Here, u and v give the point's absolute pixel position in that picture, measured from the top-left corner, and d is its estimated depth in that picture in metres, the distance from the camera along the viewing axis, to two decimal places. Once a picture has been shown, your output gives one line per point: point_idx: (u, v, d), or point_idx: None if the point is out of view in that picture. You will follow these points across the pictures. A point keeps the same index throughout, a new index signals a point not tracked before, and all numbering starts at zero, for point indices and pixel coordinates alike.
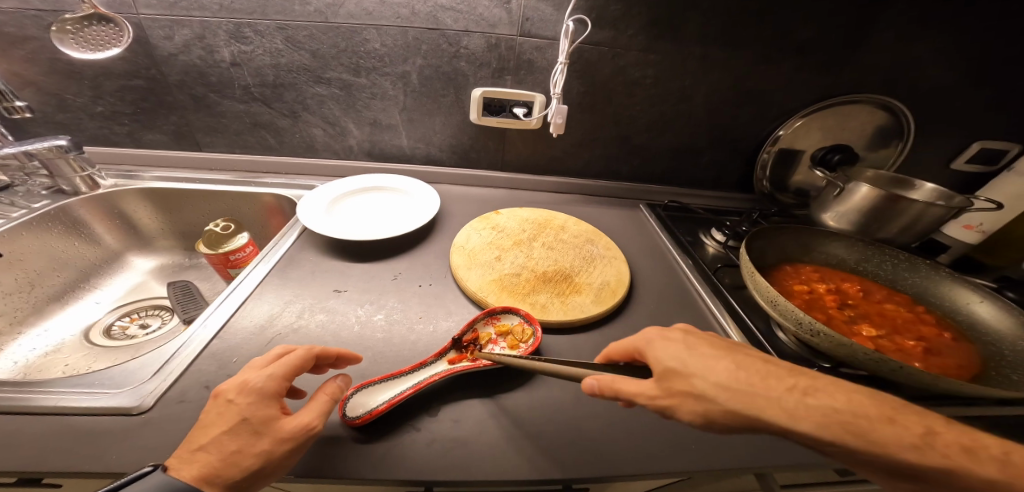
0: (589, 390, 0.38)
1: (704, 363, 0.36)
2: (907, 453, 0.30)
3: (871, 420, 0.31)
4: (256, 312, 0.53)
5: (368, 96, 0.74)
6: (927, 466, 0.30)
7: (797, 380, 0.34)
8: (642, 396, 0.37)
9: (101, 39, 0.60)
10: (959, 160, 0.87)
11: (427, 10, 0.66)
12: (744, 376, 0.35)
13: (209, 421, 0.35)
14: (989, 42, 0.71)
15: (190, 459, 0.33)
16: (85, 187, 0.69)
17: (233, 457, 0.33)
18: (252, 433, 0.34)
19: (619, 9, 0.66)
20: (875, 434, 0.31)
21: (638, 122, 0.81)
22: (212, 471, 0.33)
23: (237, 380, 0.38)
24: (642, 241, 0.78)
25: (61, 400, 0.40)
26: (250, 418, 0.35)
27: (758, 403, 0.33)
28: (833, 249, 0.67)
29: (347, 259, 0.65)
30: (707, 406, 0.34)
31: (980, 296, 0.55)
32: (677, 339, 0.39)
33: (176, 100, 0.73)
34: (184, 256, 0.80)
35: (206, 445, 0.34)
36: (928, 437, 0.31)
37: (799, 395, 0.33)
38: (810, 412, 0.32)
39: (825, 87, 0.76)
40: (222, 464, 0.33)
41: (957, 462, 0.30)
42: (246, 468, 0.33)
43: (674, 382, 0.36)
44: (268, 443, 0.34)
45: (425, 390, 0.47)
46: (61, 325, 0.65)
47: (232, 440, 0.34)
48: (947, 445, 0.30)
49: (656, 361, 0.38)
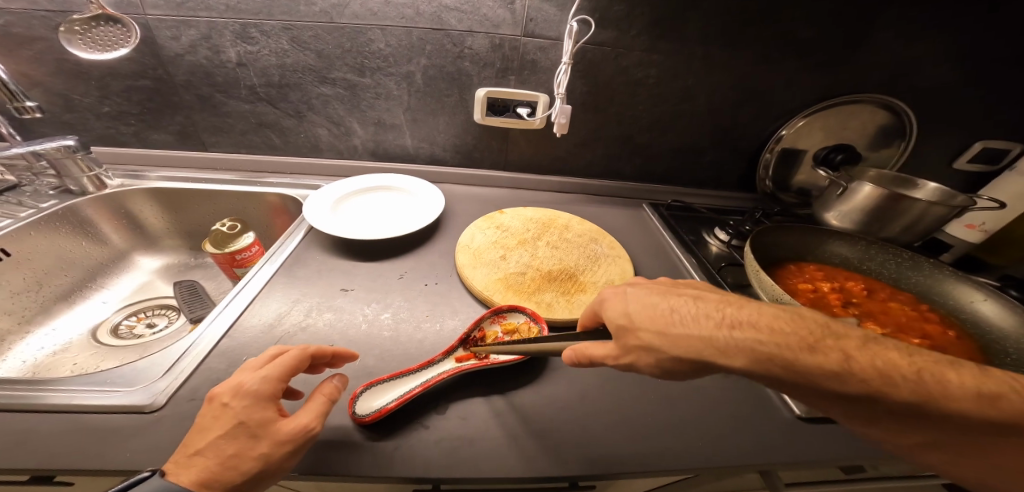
0: (566, 362, 0.40)
1: (644, 314, 0.36)
2: (823, 380, 0.31)
3: (791, 351, 0.31)
4: (264, 311, 0.53)
5: (372, 96, 0.75)
6: (842, 391, 0.30)
7: (725, 312, 0.34)
8: (604, 359, 0.38)
9: (109, 40, 0.61)
10: (961, 159, 0.87)
11: (431, 10, 0.66)
12: (680, 320, 0.34)
13: (205, 425, 0.35)
14: (990, 41, 0.71)
15: (188, 463, 0.34)
16: (92, 187, 0.70)
17: (232, 460, 0.34)
18: (250, 436, 0.35)
19: (623, 9, 0.67)
20: (795, 365, 0.31)
21: (641, 122, 0.81)
22: (210, 475, 0.33)
23: (229, 382, 0.37)
24: (646, 240, 0.79)
25: (73, 398, 0.41)
26: (247, 421, 0.35)
27: (693, 345, 0.33)
28: (835, 248, 0.67)
29: (353, 258, 0.65)
30: (657, 356, 0.35)
31: (983, 294, 0.56)
32: (622, 292, 0.39)
33: (182, 100, 0.73)
34: (189, 255, 0.81)
35: (204, 450, 0.34)
36: (846, 365, 0.30)
37: (727, 329, 0.32)
38: (739, 349, 0.32)
39: (826, 87, 0.77)
40: (220, 468, 0.33)
41: (874, 386, 0.30)
42: (246, 470, 0.34)
43: (625, 339, 0.37)
44: (267, 446, 0.35)
45: (432, 389, 0.47)
46: (68, 324, 0.65)
47: (229, 444, 0.34)
48: (862, 369, 0.30)
49: (607, 321, 0.39)
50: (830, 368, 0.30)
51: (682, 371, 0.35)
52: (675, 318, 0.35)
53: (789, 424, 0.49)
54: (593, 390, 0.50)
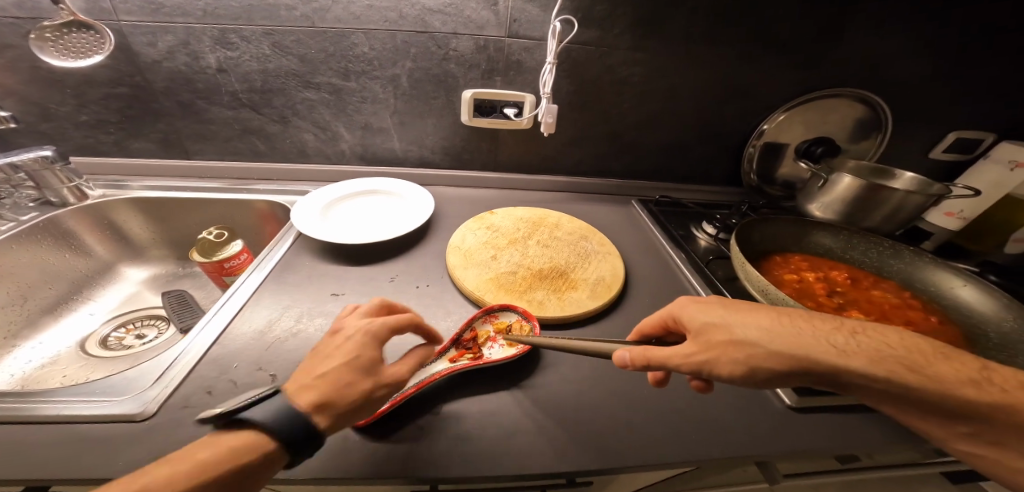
0: (620, 363, 0.40)
1: (740, 313, 0.39)
2: (962, 388, 0.34)
3: (922, 357, 0.35)
4: (253, 319, 0.53)
5: (359, 100, 0.75)
6: (982, 402, 0.33)
7: (844, 322, 0.38)
8: (680, 355, 0.39)
9: (82, 47, 0.60)
10: (936, 149, 0.89)
11: (414, 13, 0.66)
12: (786, 322, 0.38)
13: (328, 355, 0.40)
14: (962, 34, 0.73)
15: (308, 387, 0.37)
16: (73, 198, 0.69)
17: (342, 390, 0.38)
18: (360, 371, 0.39)
19: (604, 9, 0.67)
20: (929, 369, 0.35)
21: (628, 119, 0.82)
22: (324, 401, 0.37)
23: (349, 326, 0.43)
24: (637, 236, 0.80)
25: (62, 408, 0.40)
26: (361, 358, 0.39)
27: (804, 341, 0.36)
28: (820, 239, 0.68)
29: (343, 263, 0.65)
30: (750, 351, 0.37)
31: (963, 280, 0.57)
32: (705, 301, 0.42)
33: (163, 107, 0.72)
34: (177, 265, 0.79)
35: (323, 376, 0.38)
36: (984, 374, 0.35)
37: (850, 333, 0.37)
38: (861, 348, 0.36)
39: (807, 81, 0.78)
40: (333, 394, 0.37)
41: (1015, 397, 0.33)
42: (351, 402, 0.37)
43: (713, 335, 0.39)
44: (370, 384, 0.39)
45: (426, 389, 0.47)
46: (56, 337, 0.64)
47: (346, 374, 0.38)
48: (1004, 381, 0.34)
49: (694, 321, 0.41)
50: (968, 376, 0.34)
51: (772, 370, 0.37)
52: (784, 317, 0.38)
53: (780, 413, 0.50)
54: (588, 386, 0.51)
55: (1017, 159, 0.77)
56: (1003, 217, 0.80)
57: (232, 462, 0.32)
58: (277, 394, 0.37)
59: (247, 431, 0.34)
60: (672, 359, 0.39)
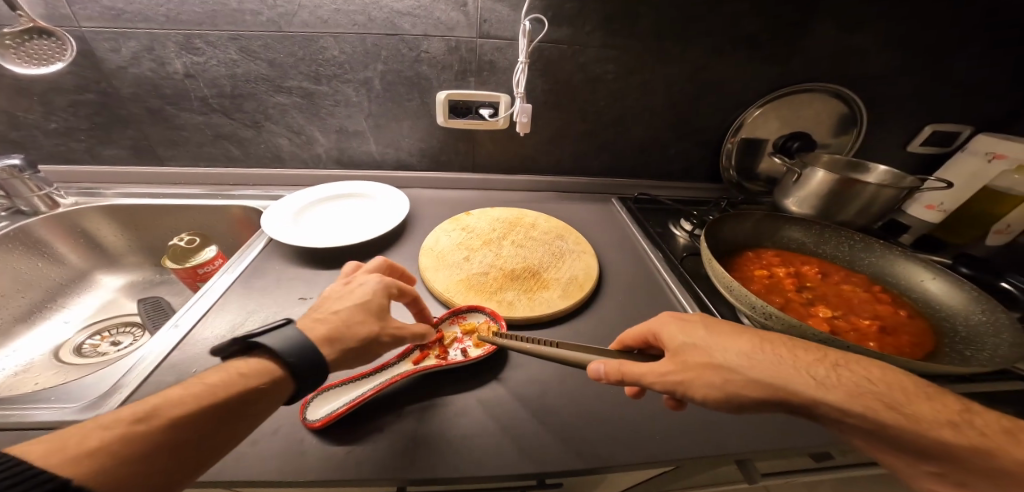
0: (594, 375, 0.39)
1: (722, 338, 0.39)
2: (940, 429, 0.32)
3: (903, 395, 0.34)
4: (217, 323, 0.53)
5: (332, 103, 0.75)
6: (959, 446, 0.31)
7: (827, 354, 0.37)
8: (656, 372, 0.39)
9: (43, 53, 0.61)
10: (914, 142, 0.89)
11: (382, 16, 0.66)
12: (767, 349, 0.37)
13: (343, 298, 0.45)
14: (935, 26, 0.73)
15: (321, 321, 0.42)
16: (44, 207, 0.69)
17: (350, 328, 0.42)
18: (371, 314, 0.44)
19: (572, 7, 0.67)
20: (908, 408, 0.33)
21: (602, 117, 0.82)
22: (335, 335, 0.41)
23: (365, 278, 0.48)
24: (614, 234, 0.79)
25: (13, 414, 0.40)
26: (373, 302, 0.45)
27: (784, 371, 0.35)
28: (791, 233, 0.67)
29: (315, 266, 0.65)
30: (727, 376, 0.37)
31: (931, 273, 0.57)
32: (688, 320, 0.42)
33: (131, 113, 0.72)
34: (154, 272, 0.80)
35: (336, 314, 0.43)
36: (965, 416, 0.33)
37: (830, 365, 0.36)
38: (841, 381, 0.35)
39: (780, 75, 0.78)
40: (344, 330, 0.42)
41: (996, 441, 0.31)
42: (356, 341, 0.42)
43: (692, 356, 0.39)
44: (377, 328, 0.43)
45: (387, 392, 0.47)
46: (30, 345, 0.64)
47: (357, 316, 0.43)
48: (985, 425, 0.32)
49: (672, 340, 0.41)
50: (946, 418, 0.32)
51: (751, 398, 0.36)
52: (765, 345, 0.38)
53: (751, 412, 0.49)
54: (555, 386, 0.50)
55: (994, 151, 0.77)
56: (979, 209, 0.80)
57: (243, 383, 0.34)
58: (287, 325, 0.39)
59: (258, 359, 0.37)
60: (646, 375, 0.39)
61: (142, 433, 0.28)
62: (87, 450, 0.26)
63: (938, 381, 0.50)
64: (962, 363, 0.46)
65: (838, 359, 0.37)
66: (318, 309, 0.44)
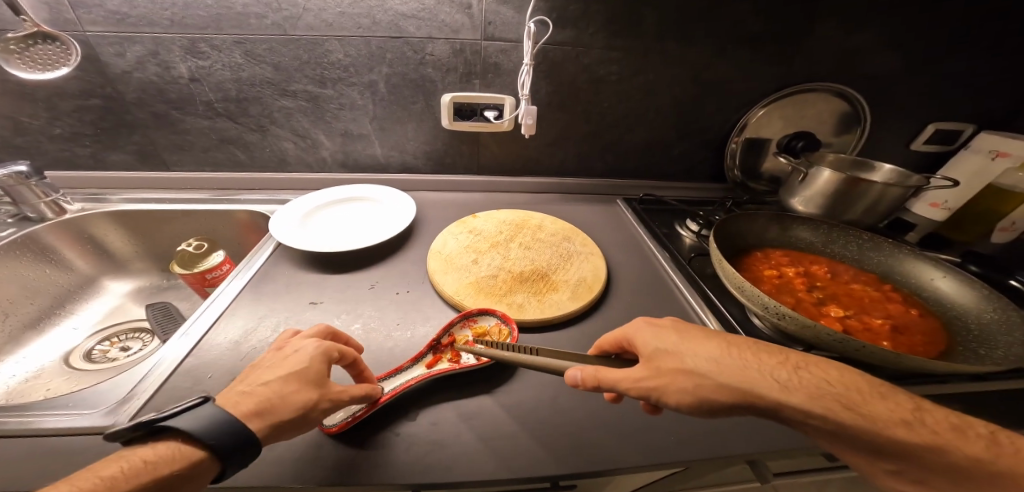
0: (571, 382, 0.39)
1: (692, 343, 0.39)
2: (893, 428, 0.32)
3: (859, 395, 0.34)
4: (229, 330, 0.52)
5: (337, 107, 0.75)
6: (910, 443, 0.31)
7: (789, 356, 0.37)
8: (631, 378, 0.38)
9: (48, 58, 0.60)
10: (917, 141, 0.89)
11: (387, 19, 0.66)
12: (737, 352, 0.37)
13: (275, 366, 0.40)
14: (935, 25, 0.73)
15: (246, 395, 0.37)
16: (51, 213, 0.68)
17: (283, 400, 0.37)
18: (307, 383, 0.39)
19: (578, 9, 0.67)
20: (864, 408, 0.33)
21: (607, 118, 0.82)
22: (264, 408, 0.37)
23: (303, 340, 0.43)
24: (621, 235, 0.79)
25: (29, 422, 0.40)
26: (310, 367, 0.40)
27: (750, 375, 0.35)
28: (800, 233, 0.68)
29: (322, 271, 0.64)
30: (698, 381, 0.36)
31: (941, 271, 0.57)
32: (658, 327, 0.41)
33: (137, 118, 0.72)
34: (162, 277, 0.80)
35: (267, 383, 0.38)
36: (917, 415, 0.33)
37: (791, 368, 0.36)
38: (800, 384, 0.34)
39: (782, 76, 0.78)
40: (275, 402, 0.37)
41: (945, 438, 0.32)
42: (291, 413, 0.37)
43: (665, 361, 0.38)
44: (314, 397, 0.38)
45: (401, 395, 0.47)
46: (39, 352, 0.64)
47: (290, 386, 0.38)
48: (936, 422, 0.33)
49: (643, 346, 0.41)
50: (900, 417, 0.32)
51: (719, 403, 0.36)
52: (733, 349, 0.38)
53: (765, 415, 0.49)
54: (566, 388, 0.50)
55: (997, 150, 0.78)
56: (985, 207, 0.80)
57: (146, 473, 0.30)
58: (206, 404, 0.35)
59: (165, 444, 0.33)
60: (621, 382, 0.38)
61: None
62: None
63: (948, 379, 0.50)
64: (977, 362, 0.47)
65: (799, 361, 0.37)
66: (246, 380, 0.39)
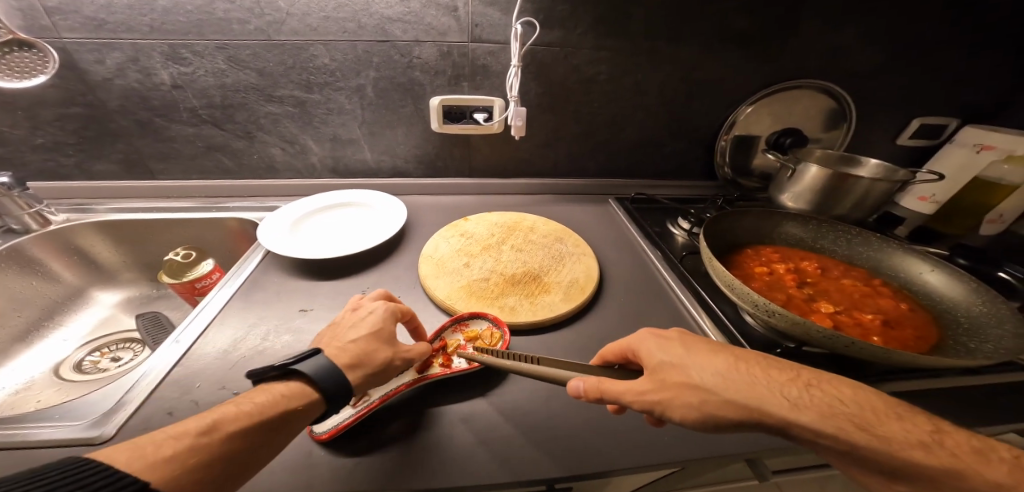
0: (573, 392, 0.39)
1: (699, 356, 0.38)
2: (911, 450, 0.32)
3: (873, 415, 0.34)
4: (218, 339, 0.51)
5: (325, 112, 0.74)
6: (925, 465, 0.32)
7: (800, 373, 0.37)
8: (634, 391, 0.38)
9: (24, 66, 0.59)
10: (903, 135, 0.90)
11: (372, 22, 0.66)
12: (745, 368, 0.37)
13: (357, 325, 0.47)
14: (919, 23, 0.74)
15: (343, 349, 0.44)
16: (35, 225, 0.67)
17: (370, 355, 0.44)
18: (384, 340, 0.46)
19: (565, 9, 0.67)
20: (880, 429, 0.33)
21: (597, 118, 0.82)
22: (356, 362, 0.43)
23: (371, 305, 0.50)
24: (613, 235, 0.79)
25: (15, 434, 0.39)
26: (385, 329, 0.47)
27: (758, 391, 0.35)
28: (790, 230, 0.68)
29: (313, 277, 0.64)
30: (704, 396, 0.36)
31: (929, 265, 0.58)
32: (664, 339, 0.41)
33: (120, 126, 0.71)
34: (152, 287, 0.79)
35: (356, 340, 0.45)
36: (936, 437, 0.33)
37: (802, 385, 0.36)
38: (812, 403, 0.34)
39: (770, 75, 0.79)
40: (365, 356, 0.44)
41: (964, 462, 0.31)
42: (377, 367, 0.44)
43: (669, 375, 0.38)
44: (394, 353, 0.46)
45: (392, 403, 0.46)
46: (28, 364, 0.62)
47: (372, 342, 0.45)
48: (956, 445, 0.32)
49: (650, 358, 0.40)
50: (918, 438, 0.32)
51: (724, 419, 0.36)
52: (742, 364, 0.37)
53: None
54: (562, 391, 0.50)
55: (982, 143, 0.78)
56: (974, 201, 0.81)
57: (285, 404, 0.38)
58: (319, 354, 0.42)
59: (295, 382, 0.40)
60: (625, 395, 0.38)
61: (207, 445, 0.32)
62: (163, 456, 0.31)
63: (943, 373, 0.51)
64: (966, 356, 0.47)
65: (811, 378, 0.36)
66: (335, 338, 0.46)
